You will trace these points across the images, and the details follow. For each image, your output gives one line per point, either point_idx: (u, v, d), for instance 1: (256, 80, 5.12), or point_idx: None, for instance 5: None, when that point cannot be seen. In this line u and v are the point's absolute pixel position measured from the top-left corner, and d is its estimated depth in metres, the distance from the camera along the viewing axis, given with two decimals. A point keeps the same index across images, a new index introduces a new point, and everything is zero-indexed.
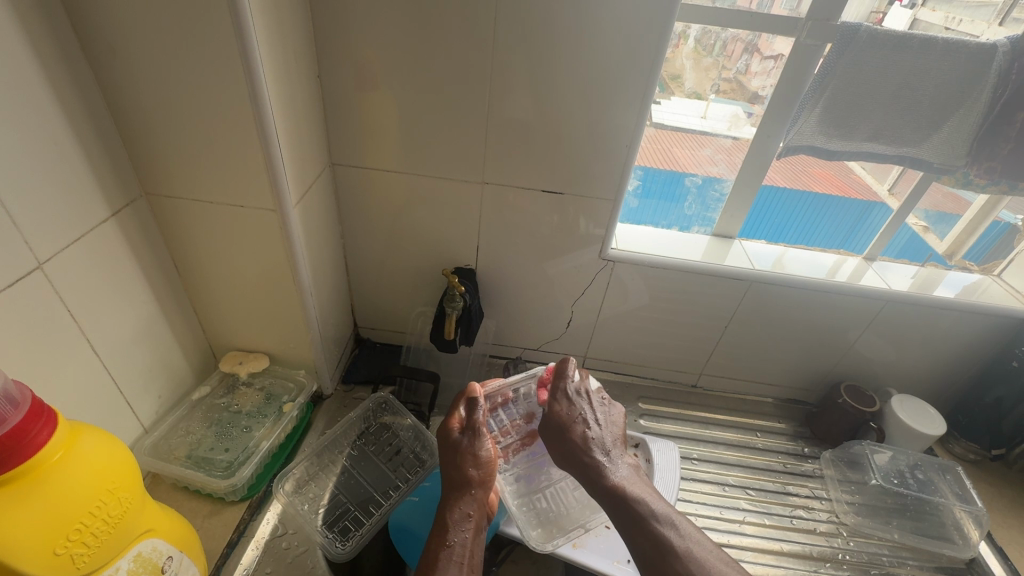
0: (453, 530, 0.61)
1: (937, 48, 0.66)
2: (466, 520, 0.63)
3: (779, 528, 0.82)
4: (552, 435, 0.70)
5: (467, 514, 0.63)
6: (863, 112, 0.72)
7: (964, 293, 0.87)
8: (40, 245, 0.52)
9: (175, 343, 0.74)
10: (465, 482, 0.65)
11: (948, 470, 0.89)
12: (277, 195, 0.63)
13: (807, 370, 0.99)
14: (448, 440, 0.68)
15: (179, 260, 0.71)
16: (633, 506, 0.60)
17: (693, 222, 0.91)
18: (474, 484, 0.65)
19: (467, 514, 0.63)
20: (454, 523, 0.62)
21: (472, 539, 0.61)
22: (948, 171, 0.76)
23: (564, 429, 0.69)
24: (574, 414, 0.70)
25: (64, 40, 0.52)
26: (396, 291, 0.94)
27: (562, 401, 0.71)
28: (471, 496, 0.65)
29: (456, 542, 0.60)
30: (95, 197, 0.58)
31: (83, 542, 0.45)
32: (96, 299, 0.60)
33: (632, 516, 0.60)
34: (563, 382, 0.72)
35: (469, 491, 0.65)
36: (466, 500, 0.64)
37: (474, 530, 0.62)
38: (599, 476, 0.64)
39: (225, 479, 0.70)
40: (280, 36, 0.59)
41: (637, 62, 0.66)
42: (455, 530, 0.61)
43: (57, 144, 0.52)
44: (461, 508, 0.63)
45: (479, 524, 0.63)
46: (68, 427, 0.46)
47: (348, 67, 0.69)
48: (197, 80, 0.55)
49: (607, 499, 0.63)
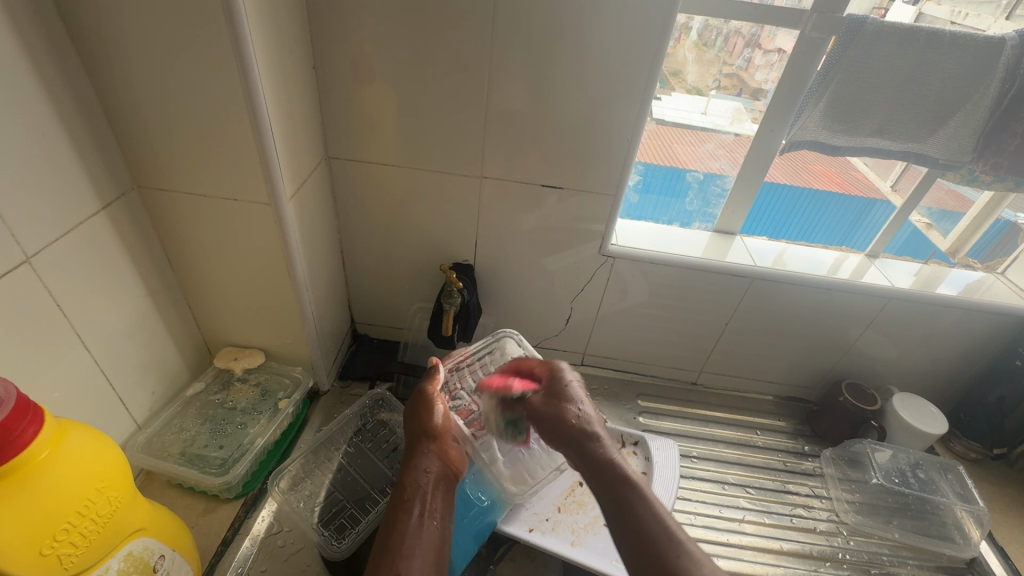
0: (412, 485, 0.60)
1: (944, 42, 0.65)
2: (425, 476, 0.61)
3: (778, 527, 0.82)
4: (542, 418, 0.63)
5: (426, 469, 0.62)
6: (868, 107, 0.70)
7: (967, 291, 0.87)
8: (28, 239, 0.51)
9: (168, 339, 0.73)
10: (420, 440, 0.65)
11: (949, 469, 0.89)
12: (271, 188, 0.62)
13: (808, 368, 0.98)
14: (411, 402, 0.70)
15: (172, 254, 0.70)
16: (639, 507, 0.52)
17: (694, 218, 0.90)
18: (427, 440, 0.65)
19: (426, 470, 0.62)
20: (414, 481, 0.61)
21: (434, 492, 0.60)
22: (953, 168, 0.75)
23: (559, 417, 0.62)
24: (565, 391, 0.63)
25: (52, 29, 0.51)
26: (394, 287, 0.93)
27: (548, 388, 0.65)
28: (425, 452, 0.63)
29: (416, 496, 0.59)
30: (86, 190, 0.57)
31: (71, 542, 0.44)
32: (87, 293, 0.59)
33: (633, 505, 0.52)
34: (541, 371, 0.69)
35: (424, 447, 0.64)
36: (423, 456, 0.63)
37: (435, 484, 0.61)
38: (599, 461, 0.57)
39: (219, 476, 0.69)
40: (274, 26, 0.57)
41: (640, 55, 0.65)
42: (413, 485, 0.60)
43: (45, 137, 0.51)
44: (417, 464, 0.62)
45: (441, 480, 0.62)
46: (57, 425, 0.45)
47: (345, 59, 0.68)
48: (188, 70, 0.54)
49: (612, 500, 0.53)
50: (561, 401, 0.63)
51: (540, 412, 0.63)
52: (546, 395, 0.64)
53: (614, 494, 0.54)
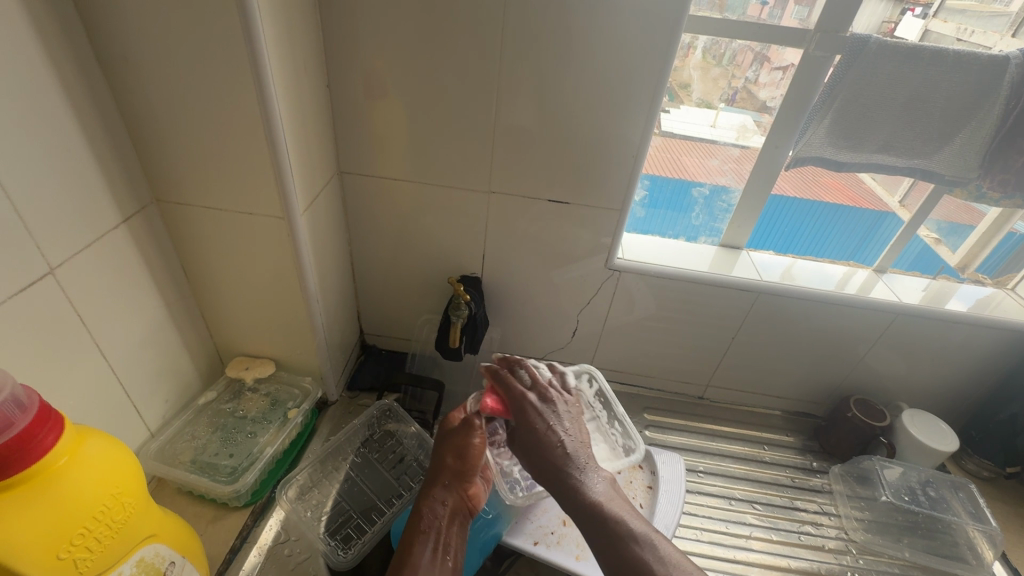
0: (428, 517, 0.62)
1: (947, 60, 0.66)
2: (442, 508, 0.63)
3: (786, 544, 0.81)
4: (526, 454, 0.61)
5: (443, 502, 0.64)
6: (873, 124, 0.71)
7: (977, 306, 0.86)
8: (51, 251, 0.53)
9: (182, 348, 0.75)
10: (442, 473, 0.66)
11: (961, 488, 0.87)
12: (285, 202, 0.64)
13: (817, 383, 0.97)
14: (444, 430, 0.71)
15: (187, 265, 0.72)
16: (607, 523, 0.53)
17: (700, 233, 0.91)
18: (450, 473, 0.66)
19: (443, 503, 0.64)
20: (430, 512, 0.63)
21: (448, 527, 0.62)
22: (960, 184, 0.75)
23: (538, 441, 0.60)
24: (544, 425, 0.61)
25: (80, 51, 0.53)
26: (402, 299, 0.95)
27: (533, 415, 0.63)
28: (445, 485, 0.65)
29: (431, 528, 0.61)
30: (108, 204, 0.59)
31: (86, 547, 0.45)
32: (106, 303, 0.61)
33: (604, 532, 0.52)
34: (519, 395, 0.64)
35: (444, 481, 0.65)
36: (443, 488, 0.65)
37: (450, 519, 0.63)
38: (574, 496, 0.56)
39: (228, 484, 0.70)
40: (290, 45, 0.60)
41: (645, 73, 0.66)
42: (429, 518, 0.62)
43: (70, 153, 0.54)
44: (436, 496, 0.64)
45: (456, 516, 0.63)
46: (76, 432, 0.46)
47: (358, 76, 0.70)
48: (208, 89, 0.56)
49: (580, 516, 0.55)
50: (542, 437, 0.60)
51: (526, 440, 0.61)
52: (530, 424, 0.62)
53: (591, 520, 0.54)
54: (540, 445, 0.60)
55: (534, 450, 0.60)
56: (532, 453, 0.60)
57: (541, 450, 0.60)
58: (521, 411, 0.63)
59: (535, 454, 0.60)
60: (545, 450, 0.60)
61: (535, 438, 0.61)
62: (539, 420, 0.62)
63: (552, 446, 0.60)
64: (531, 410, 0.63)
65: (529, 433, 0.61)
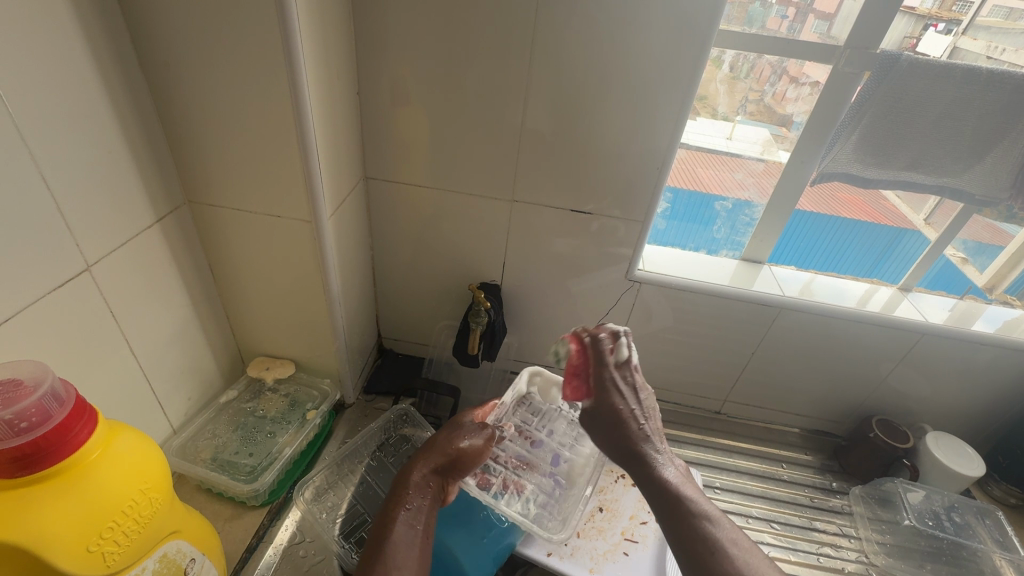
0: (412, 492, 0.62)
1: (980, 78, 0.65)
2: (422, 488, 0.63)
3: (805, 565, 0.79)
4: (605, 433, 0.58)
5: (427, 483, 0.64)
6: (902, 140, 0.70)
7: (1004, 329, 0.84)
8: (89, 249, 0.54)
9: (206, 346, 0.76)
10: (440, 455, 0.66)
11: (988, 514, 0.84)
12: (313, 207, 0.65)
13: (838, 402, 0.96)
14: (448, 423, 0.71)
15: (215, 265, 0.74)
16: (682, 508, 0.50)
17: (721, 246, 0.90)
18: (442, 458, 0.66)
19: (426, 484, 0.64)
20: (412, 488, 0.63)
21: (424, 506, 0.62)
22: (990, 204, 0.74)
23: (615, 421, 0.58)
24: (626, 404, 0.58)
25: (124, 57, 0.55)
26: (421, 305, 0.95)
27: (614, 392, 0.59)
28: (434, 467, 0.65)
29: (410, 502, 0.61)
30: (143, 205, 0.61)
31: (115, 540, 0.46)
32: (138, 301, 0.62)
33: (680, 520, 0.50)
34: (604, 369, 0.61)
35: (438, 466, 0.66)
36: (431, 470, 0.65)
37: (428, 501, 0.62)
38: (649, 479, 0.54)
39: (247, 483, 0.71)
40: (324, 54, 0.61)
41: (671, 88, 0.67)
42: (414, 496, 0.62)
43: (111, 155, 0.55)
44: (422, 475, 0.64)
45: (434, 501, 0.63)
46: (107, 426, 0.48)
47: (387, 85, 0.71)
48: (243, 94, 0.58)
49: (655, 500, 0.52)
50: (622, 418, 0.58)
51: (600, 420, 0.59)
52: (612, 401, 0.59)
53: (667, 505, 0.52)
54: (617, 428, 0.57)
55: (611, 432, 0.58)
56: (610, 432, 0.58)
57: (619, 434, 0.57)
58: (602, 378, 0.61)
59: (614, 433, 0.58)
60: (623, 428, 0.57)
61: (612, 417, 0.58)
62: (617, 392, 0.59)
63: (631, 426, 0.57)
64: (612, 389, 0.60)
65: (609, 409, 0.58)
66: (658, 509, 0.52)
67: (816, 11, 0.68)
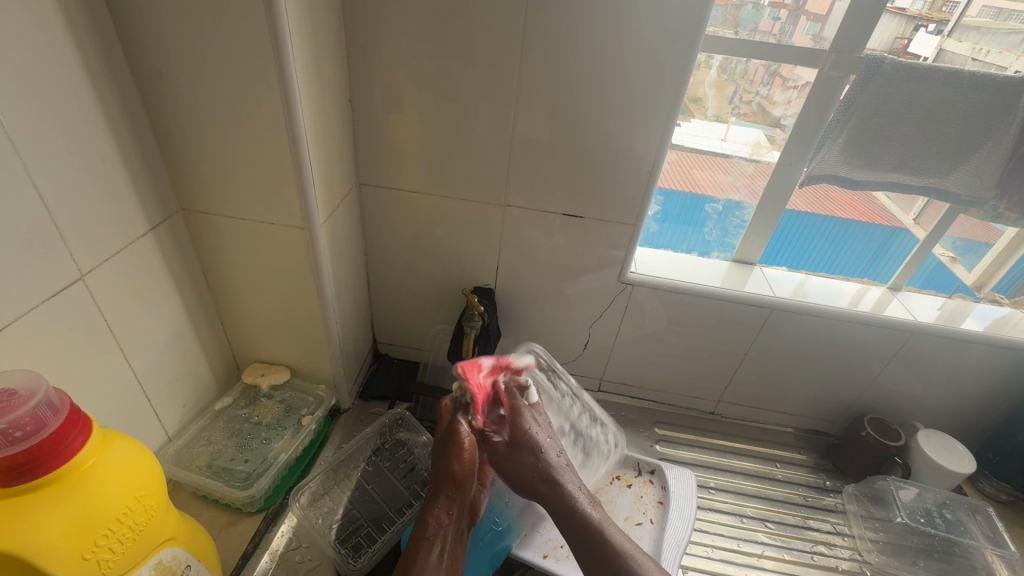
0: (434, 525, 0.63)
1: (963, 82, 0.66)
2: (446, 517, 0.64)
3: (799, 564, 0.80)
4: (516, 459, 0.65)
5: (448, 511, 0.65)
6: (888, 142, 0.71)
7: (993, 326, 0.85)
8: (83, 258, 0.55)
9: (201, 353, 0.77)
10: (445, 483, 0.67)
11: (978, 511, 0.86)
12: (306, 213, 0.66)
13: (830, 401, 0.97)
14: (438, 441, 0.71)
15: (209, 273, 0.74)
16: (589, 525, 0.60)
17: (713, 248, 0.91)
18: (452, 484, 0.67)
19: (448, 513, 0.65)
20: (435, 520, 0.64)
21: (453, 534, 0.63)
22: (976, 204, 0.75)
23: (527, 450, 0.65)
24: (537, 434, 0.66)
25: (116, 67, 0.56)
26: (416, 309, 0.96)
27: (524, 424, 0.67)
28: (448, 495, 0.66)
29: (436, 535, 0.62)
30: (136, 213, 0.61)
31: (109, 548, 0.46)
32: (132, 309, 0.62)
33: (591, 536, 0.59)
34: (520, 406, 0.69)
35: (448, 491, 0.66)
36: (447, 498, 0.66)
37: (454, 527, 0.64)
38: (558, 500, 0.62)
39: (243, 490, 0.71)
40: (315, 60, 0.61)
41: (660, 92, 0.68)
42: (434, 526, 0.63)
43: (104, 164, 0.56)
44: (439, 506, 0.65)
45: (460, 519, 0.65)
46: (102, 434, 0.48)
47: (379, 91, 0.72)
48: (236, 103, 0.58)
49: (565, 520, 0.61)
50: (533, 446, 0.65)
51: (516, 451, 0.65)
52: (522, 431, 0.66)
53: (575, 524, 0.60)
54: (531, 459, 0.64)
55: (529, 462, 0.64)
56: (523, 461, 0.65)
57: (533, 463, 0.64)
58: (517, 424, 0.67)
59: (526, 458, 0.65)
60: (529, 453, 0.65)
61: (525, 446, 0.65)
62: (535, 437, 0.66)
63: (535, 449, 0.65)
64: (524, 417, 0.67)
65: (520, 436, 0.66)
66: (571, 529, 0.60)
67: (807, 13, 0.69)
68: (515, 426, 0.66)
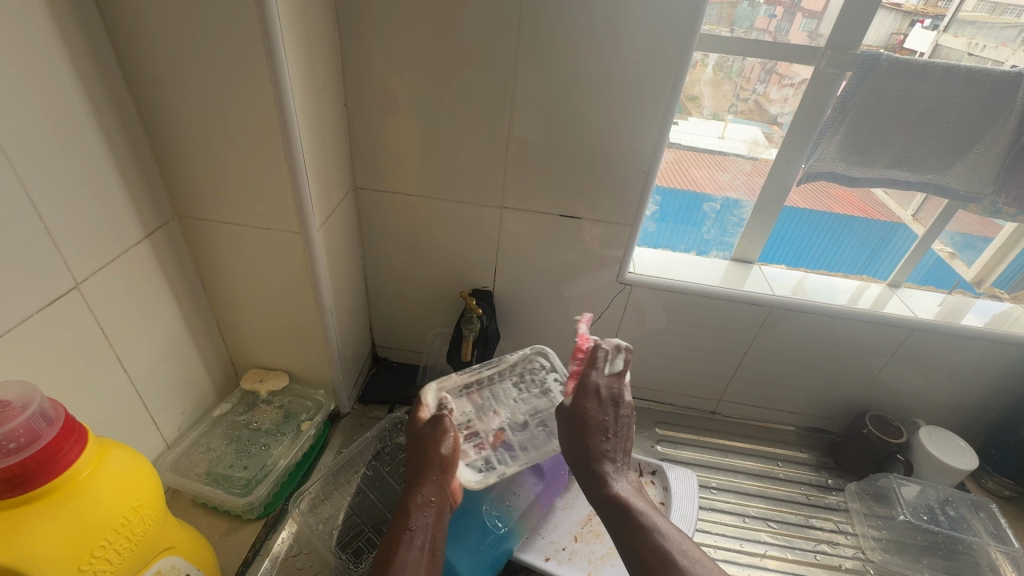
0: (416, 516, 0.61)
1: (959, 77, 0.66)
2: (427, 506, 0.62)
3: (803, 563, 0.80)
4: (573, 433, 0.66)
5: (429, 500, 0.63)
6: (885, 140, 0.71)
7: (993, 321, 0.85)
8: (78, 267, 0.54)
9: (199, 360, 0.76)
10: (428, 468, 0.65)
11: (981, 507, 0.85)
12: (302, 218, 0.65)
13: (831, 399, 0.96)
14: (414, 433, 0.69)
15: (206, 279, 0.74)
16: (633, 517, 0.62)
17: (711, 247, 0.91)
18: (436, 468, 0.65)
19: (429, 499, 0.63)
20: (415, 507, 0.62)
21: (434, 523, 0.61)
22: (975, 199, 0.75)
23: (582, 428, 0.66)
24: (600, 416, 0.66)
25: (109, 75, 0.55)
26: (415, 313, 0.95)
27: (591, 401, 0.67)
28: (432, 481, 0.64)
29: (415, 526, 0.60)
30: (131, 220, 0.61)
31: (106, 559, 0.47)
32: (128, 317, 0.62)
33: (630, 527, 0.61)
34: (591, 377, 0.67)
35: (431, 477, 0.64)
36: (430, 483, 0.64)
37: (436, 517, 0.62)
38: (600, 487, 0.65)
39: (243, 497, 0.70)
40: (309, 64, 0.61)
41: (655, 92, 0.67)
42: (417, 514, 0.61)
43: (98, 172, 0.55)
44: (421, 493, 0.63)
45: (442, 510, 0.63)
46: (98, 445, 0.47)
47: (374, 95, 0.72)
48: (229, 109, 0.58)
49: (607, 508, 0.64)
50: (589, 424, 0.66)
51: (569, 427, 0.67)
52: (584, 406, 0.66)
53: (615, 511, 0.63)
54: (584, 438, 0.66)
55: (584, 441, 0.66)
56: (575, 436, 0.66)
57: (586, 443, 0.66)
58: (583, 401, 0.66)
59: (581, 437, 0.66)
60: (586, 429, 0.66)
61: (580, 424, 0.66)
62: (602, 422, 0.66)
63: (593, 430, 0.66)
64: (591, 395, 0.67)
65: (581, 414, 0.66)
66: (608, 514, 0.64)
67: (803, 10, 0.68)
68: (579, 403, 0.66)
